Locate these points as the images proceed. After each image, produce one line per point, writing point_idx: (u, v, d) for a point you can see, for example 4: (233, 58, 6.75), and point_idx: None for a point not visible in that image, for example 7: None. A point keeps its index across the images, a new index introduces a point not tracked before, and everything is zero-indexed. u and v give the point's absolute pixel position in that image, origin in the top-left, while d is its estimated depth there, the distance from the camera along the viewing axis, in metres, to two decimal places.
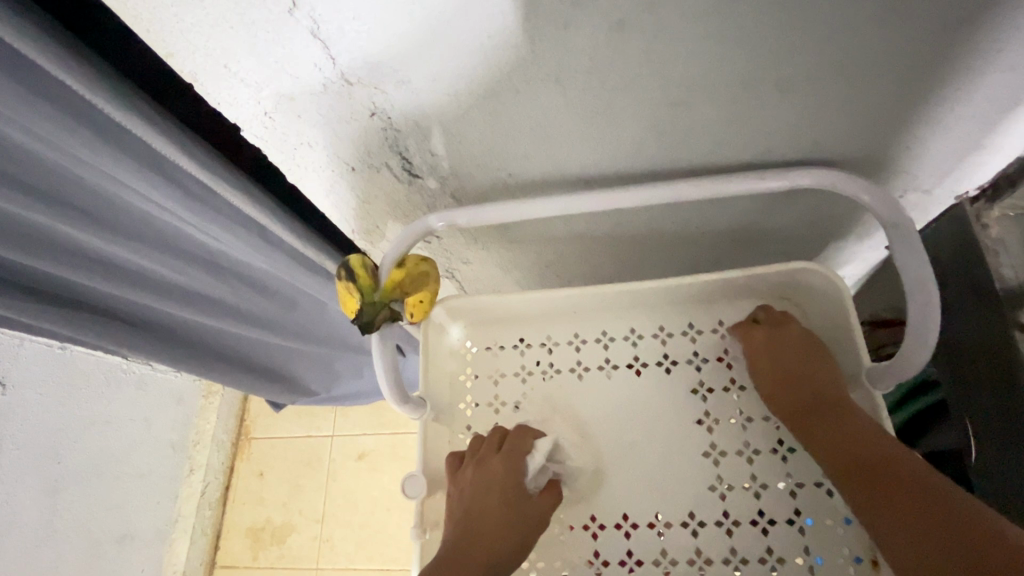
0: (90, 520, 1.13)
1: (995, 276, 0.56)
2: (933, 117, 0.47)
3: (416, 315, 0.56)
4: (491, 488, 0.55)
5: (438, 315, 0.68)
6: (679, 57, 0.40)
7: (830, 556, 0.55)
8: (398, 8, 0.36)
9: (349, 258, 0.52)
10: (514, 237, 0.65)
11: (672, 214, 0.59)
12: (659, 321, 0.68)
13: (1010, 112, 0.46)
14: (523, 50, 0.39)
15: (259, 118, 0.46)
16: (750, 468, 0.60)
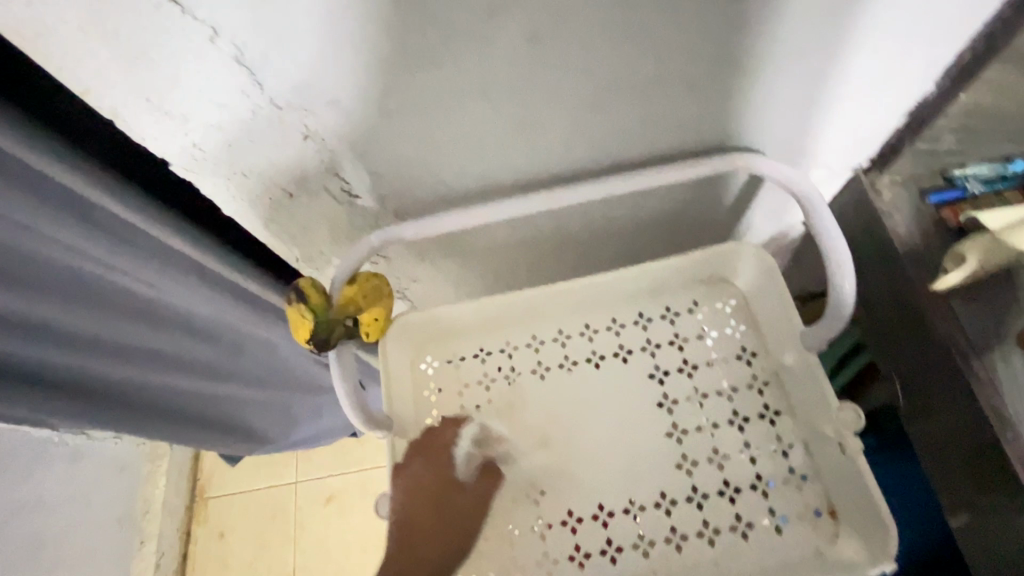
0: None
1: (891, 233, 0.57)
2: (824, 85, 0.48)
3: (372, 334, 0.56)
4: (422, 493, 0.57)
5: (395, 334, 0.68)
6: (591, 62, 0.43)
7: (793, 514, 0.58)
8: (320, 30, 0.37)
9: (299, 281, 0.52)
10: (461, 248, 0.66)
11: (608, 209, 0.62)
12: (611, 314, 0.70)
13: (891, 75, 0.48)
14: (445, 65, 0.41)
15: (188, 151, 0.46)
16: (711, 442, 0.62)
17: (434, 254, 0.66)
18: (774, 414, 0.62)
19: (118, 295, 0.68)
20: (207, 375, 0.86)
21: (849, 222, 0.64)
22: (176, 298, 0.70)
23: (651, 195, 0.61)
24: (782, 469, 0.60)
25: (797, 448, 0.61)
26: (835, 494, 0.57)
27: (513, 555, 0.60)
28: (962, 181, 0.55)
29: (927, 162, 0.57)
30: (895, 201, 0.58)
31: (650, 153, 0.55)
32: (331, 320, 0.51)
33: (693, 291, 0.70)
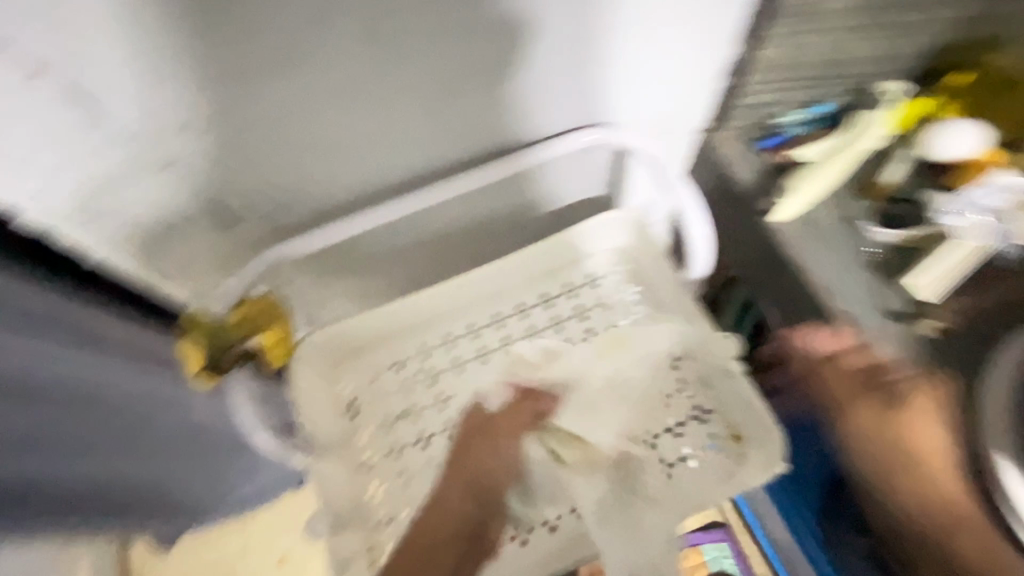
0: None
1: (736, 180, 0.65)
2: (637, 50, 0.54)
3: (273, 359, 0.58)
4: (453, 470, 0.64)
5: (304, 356, 0.67)
6: (426, 59, 0.46)
7: (704, 448, 0.65)
8: (137, 52, 0.39)
9: (189, 316, 0.53)
10: (356, 256, 0.68)
11: (487, 197, 0.67)
12: (515, 300, 0.72)
13: (693, 35, 0.55)
14: (279, 68, 0.43)
15: (38, 196, 0.45)
16: (625, 399, 0.68)
17: (331, 267, 0.68)
18: (675, 360, 0.68)
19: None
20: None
21: (704, 180, 0.72)
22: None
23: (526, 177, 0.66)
24: (689, 410, 0.67)
25: (699, 388, 0.67)
26: (734, 420, 0.64)
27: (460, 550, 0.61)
28: (782, 128, 0.65)
29: (752, 116, 0.65)
30: (734, 153, 0.66)
31: (510, 145, 0.59)
32: (225, 344, 0.54)
33: (589, 264, 0.73)
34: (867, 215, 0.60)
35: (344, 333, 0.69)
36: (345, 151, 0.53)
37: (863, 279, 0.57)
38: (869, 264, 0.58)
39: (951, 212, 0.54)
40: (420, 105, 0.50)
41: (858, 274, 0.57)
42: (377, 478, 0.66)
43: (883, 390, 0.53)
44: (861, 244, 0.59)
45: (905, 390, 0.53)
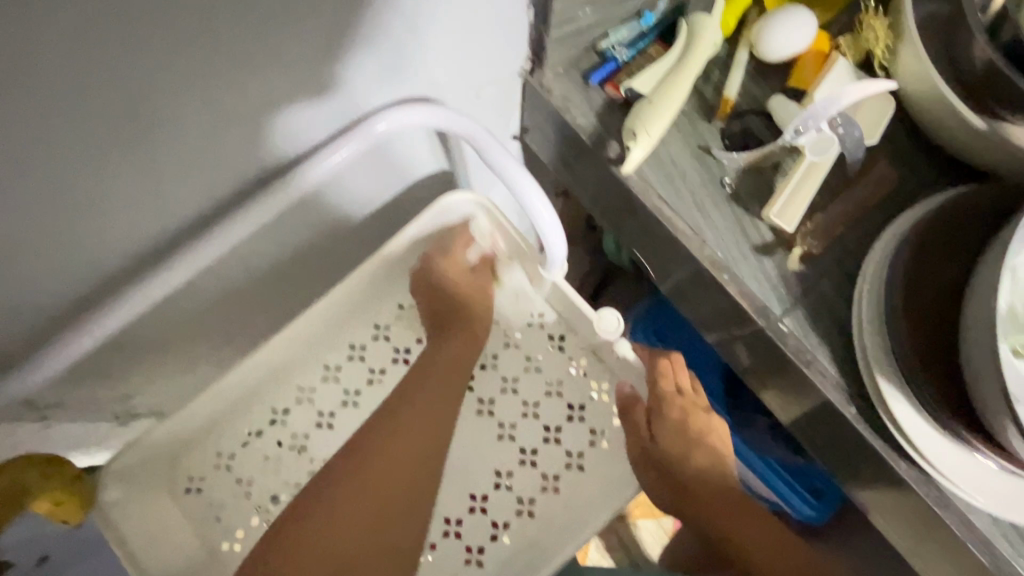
0: None
1: (575, 128, 0.55)
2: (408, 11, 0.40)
3: (70, 513, 0.46)
4: (673, 439, 0.57)
5: (114, 485, 0.53)
6: (75, 102, 0.31)
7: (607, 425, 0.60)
8: None
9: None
10: (145, 339, 0.53)
11: (292, 225, 0.53)
12: (371, 321, 0.64)
13: None
14: None
15: None
16: (518, 396, 0.62)
17: (119, 367, 0.54)
18: (559, 340, 0.62)
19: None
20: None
21: (543, 129, 0.62)
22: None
23: (332, 191, 0.53)
24: (588, 388, 0.61)
25: (591, 362, 0.61)
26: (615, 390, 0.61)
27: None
28: (611, 52, 0.55)
29: (575, 45, 0.55)
30: (565, 93, 0.56)
31: (287, 158, 0.45)
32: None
33: None
34: (718, 140, 0.54)
35: (161, 441, 0.56)
36: (24, 228, 0.37)
37: (726, 214, 0.52)
38: (731, 195, 0.52)
39: (804, 131, 0.48)
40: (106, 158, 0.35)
41: (721, 209, 0.52)
42: None
43: (764, 330, 0.50)
44: (719, 174, 0.53)
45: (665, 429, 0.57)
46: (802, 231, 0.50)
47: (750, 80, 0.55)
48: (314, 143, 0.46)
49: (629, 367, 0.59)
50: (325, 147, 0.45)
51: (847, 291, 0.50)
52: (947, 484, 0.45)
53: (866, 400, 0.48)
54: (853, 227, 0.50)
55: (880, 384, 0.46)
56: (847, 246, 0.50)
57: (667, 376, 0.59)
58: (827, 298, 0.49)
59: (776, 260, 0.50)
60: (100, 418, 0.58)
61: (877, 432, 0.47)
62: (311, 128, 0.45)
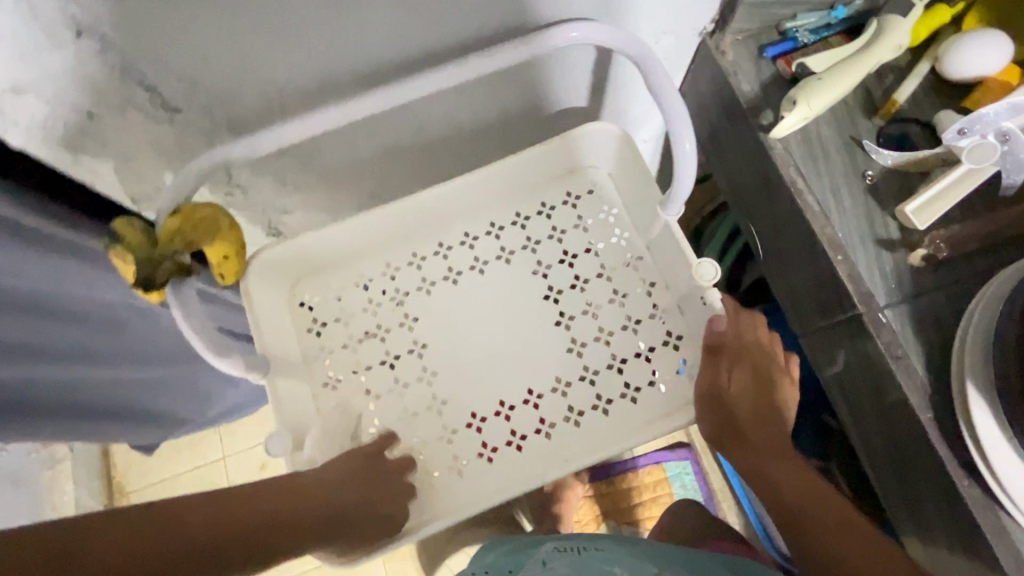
0: None
1: (736, 91, 0.59)
2: None
3: (227, 270, 0.56)
4: (740, 378, 0.59)
5: (259, 274, 0.64)
6: None
7: (672, 372, 0.63)
8: None
9: (116, 225, 0.49)
10: (319, 163, 0.64)
11: (465, 103, 0.61)
12: (489, 218, 0.71)
13: None
14: None
15: None
16: (597, 322, 0.66)
17: (291, 175, 0.64)
18: (650, 285, 0.66)
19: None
20: (74, 368, 0.77)
21: (703, 93, 0.66)
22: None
23: (512, 80, 0.60)
24: (660, 334, 0.65)
25: (672, 313, 0.65)
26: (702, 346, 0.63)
27: (423, 462, 0.63)
28: (794, 33, 0.58)
29: (762, 18, 0.59)
30: (738, 59, 0.60)
31: (491, 35, 0.53)
32: (155, 257, 0.50)
33: (566, 183, 0.71)
34: (871, 136, 0.56)
35: (302, 249, 0.66)
36: (300, 26, 0.45)
37: (858, 203, 0.54)
38: (868, 187, 0.54)
39: (967, 133, 0.48)
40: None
41: (855, 198, 0.54)
42: (340, 397, 0.65)
43: (862, 317, 0.51)
44: (863, 166, 0.55)
45: (732, 369, 0.59)
46: (931, 235, 0.51)
47: (920, 93, 0.57)
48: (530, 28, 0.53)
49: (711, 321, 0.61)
50: (540, 32, 0.52)
51: (961, 307, 0.50)
52: (1009, 514, 0.45)
53: (946, 412, 0.48)
54: (986, 250, 0.51)
55: (970, 397, 0.46)
56: (972, 265, 0.51)
57: (750, 325, 0.60)
58: (936, 306, 0.50)
59: (895, 256, 0.52)
60: (255, 221, 0.71)
61: (949, 444, 0.47)
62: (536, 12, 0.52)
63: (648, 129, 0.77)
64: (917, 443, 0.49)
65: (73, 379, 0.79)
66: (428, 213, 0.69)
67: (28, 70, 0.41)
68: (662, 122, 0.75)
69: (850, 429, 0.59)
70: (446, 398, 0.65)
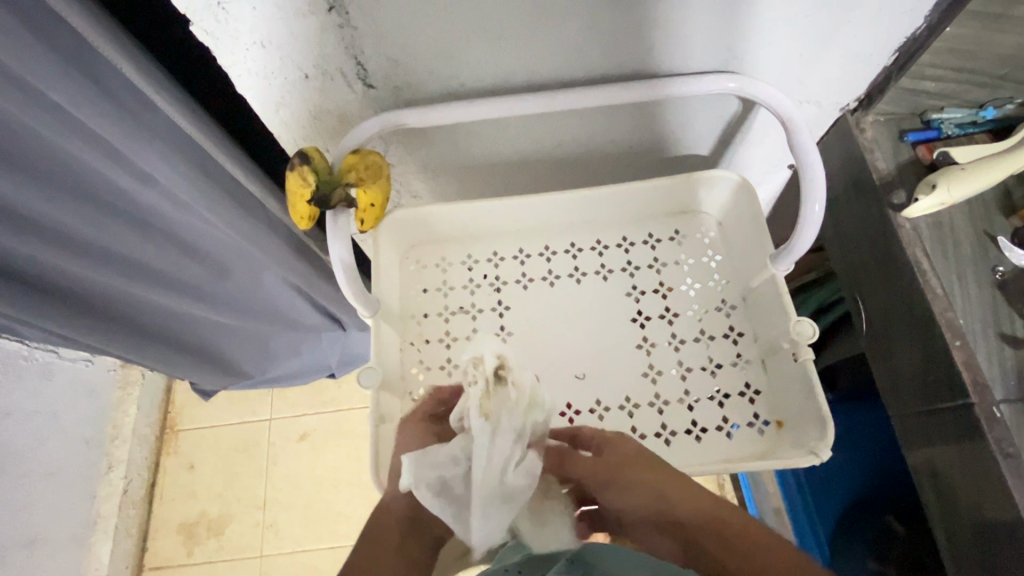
0: (12, 516, 1.05)
1: (872, 168, 0.62)
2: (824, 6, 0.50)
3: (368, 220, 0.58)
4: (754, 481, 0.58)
5: (389, 225, 0.69)
6: None
7: (742, 422, 0.63)
8: None
9: (305, 151, 0.53)
10: (463, 156, 0.70)
11: (608, 126, 0.66)
12: (595, 235, 0.73)
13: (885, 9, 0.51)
14: None
15: (234, 47, 0.50)
16: (677, 355, 0.66)
17: (434, 163, 0.71)
18: (737, 335, 0.66)
19: (112, 191, 0.65)
20: (194, 295, 0.84)
21: (833, 165, 0.69)
22: (171, 200, 0.67)
23: (658, 113, 0.64)
24: (739, 384, 0.64)
25: (754, 366, 0.65)
26: (781, 407, 0.61)
27: None
28: (938, 123, 0.60)
29: (909, 104, 0.61)
30: (878, 137, 0.63)
31: (656, 70, 0.58)
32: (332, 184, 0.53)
33: (675, 221, 0.73)
34: (1006, 233, 0.56)
35: (427, 219, 0.71)
36: (500, 33, 0.52)
37: (985, 295, 0.54)
38: (997, 282, 0.55)
39: None
40: (587, 7, 0.50)
41: (981, 289, 0.54)
42: (421, 358, 0.68)
43: (974, 407, 0.50)
44: (994, 262, 0.55)
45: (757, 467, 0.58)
46: None
47: None
48: (691, 70, 0.58)
49: (802, 382, 0.57)
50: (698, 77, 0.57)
51: None
52: None
53: None
54: None
55: None
56: None
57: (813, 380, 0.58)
58: None
59: (1018, 354, 0.51)
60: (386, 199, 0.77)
61: None
62: (703, 56, 0.56)
63: (769, 181, 0.77)
64: (1009, 530, 0.48)
65: (187, 306, 0.86)
66: (542, 215, 0.72)
67: (280, 29, 0.49)
68: (787, 173, 0.76)
69: (930, 515, 0.58)
70: None
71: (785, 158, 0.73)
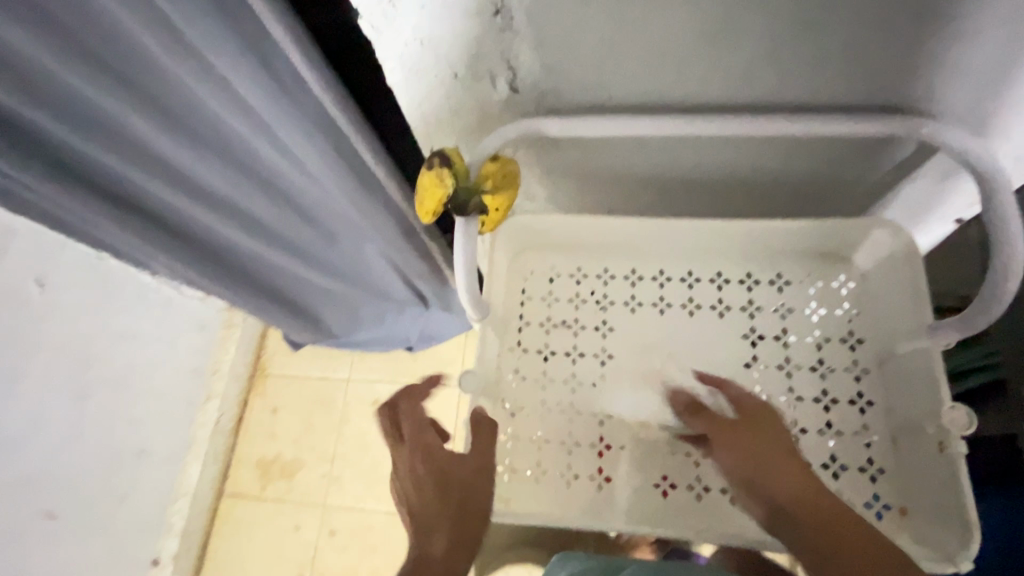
0: (129, 427, 1.17)
1: None
2: None
3: (490, 224, 0.57)
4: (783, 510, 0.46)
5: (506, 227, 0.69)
6: None
7: (858, 502, 0.57)
8: None
9: (444, 151, 0.52)
10: (590, 166, 0.67)
11: (755, 153, 0.61)
12: (716, 267, 0.69)
13: None
14: None
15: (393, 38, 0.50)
16: (791, 413, 0.61)
17: (559, 170, 0.69)
18: (865, 404, 0.60)
19: None
20: (307, 262, 0.88)
21: None
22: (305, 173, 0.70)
23: (815, 145, 0.58)
24: (860, 458, 0.58)
25: (882, 442, 0.58)
26: (910, 492, 0.55)
27: (568, 461, 0.63)
28: None
29: None
30: None
31: (825, 103, 0.53)
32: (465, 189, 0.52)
33: (810, 264, 0.67)
34: None
35: (542, 227, 0.70)
36: (664, 47, 0.49)
37: None
38: None
39: None
40: (772, 27, 0.45)
41: None
42: (517, 365, 0.67)
43: None
44: None
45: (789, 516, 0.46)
46: None
47: None
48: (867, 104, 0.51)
49: (943, 477, 0.51)
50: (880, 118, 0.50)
51: None
52: None
53: None
54: None
55: None
56: None
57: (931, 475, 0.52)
58: None
59: None
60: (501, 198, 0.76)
61: None
62: (888, 91, 0.50)
63: (936, 229, 0.67)
64: None
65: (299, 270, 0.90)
66: (663, 238, 0.68)
67: (443, 27, 0.49)
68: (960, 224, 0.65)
69: None
70: (610, 413, 0.64)
71: (964, 211, 0.62)
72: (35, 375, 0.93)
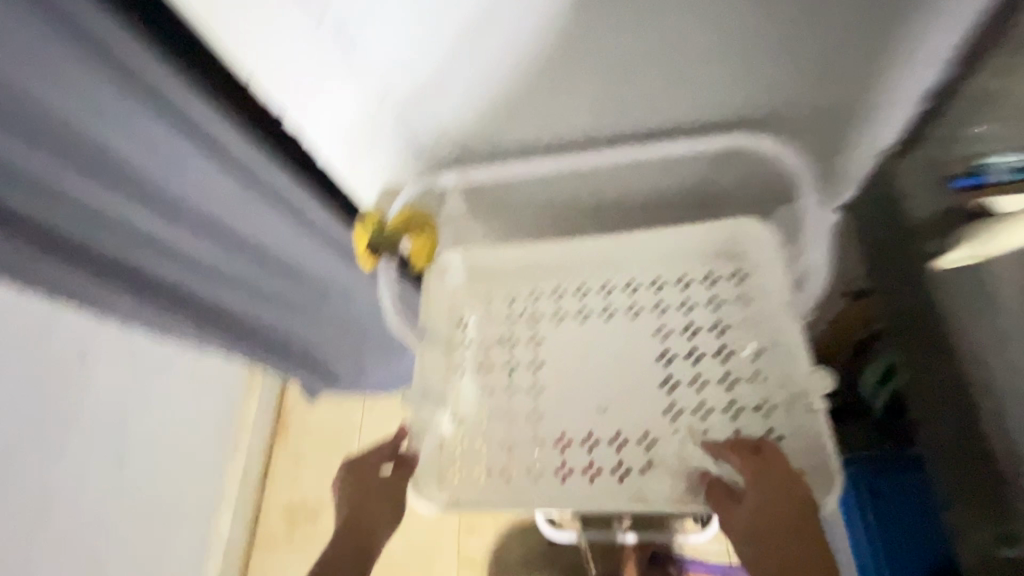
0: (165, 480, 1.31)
1: None
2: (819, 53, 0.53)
3: (419, 261, 0.69)
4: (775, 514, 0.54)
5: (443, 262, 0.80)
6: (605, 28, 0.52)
7: None
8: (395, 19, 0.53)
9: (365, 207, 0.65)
10: (507, 202, 0.79)
11: (637, 174, 0.72)
12: (628, 275, 0.78)
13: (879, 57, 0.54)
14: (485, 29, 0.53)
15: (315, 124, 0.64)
16: (699, 395, 0.68)
17: (483, 209, 0.81)
18: (762, 379, 0.67)
19: None
20: None
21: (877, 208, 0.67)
22: None
23: (682, 162, 0.68)
24: (760, 427, 0.65)
25: (778, 411, 0.65)
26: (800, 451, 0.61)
27: (509, 460, 0.71)
28: (982, 169, 0.54)
29: (952, 148, 0.58)
30: (914, 186, 0.63)
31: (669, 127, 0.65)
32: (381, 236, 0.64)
33: (708, 262, 0.75)
34: None
35: (476, 259, 0.81)
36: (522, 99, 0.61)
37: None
38: None
39: None
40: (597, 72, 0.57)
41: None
42: (462, 381, 0.77)
43: None
44: None
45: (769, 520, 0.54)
46: None
47: None
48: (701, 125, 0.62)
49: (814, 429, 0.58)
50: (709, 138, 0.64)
51: None
52: None
53: None
54: None
55: None
56: None
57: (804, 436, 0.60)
58: None
59: None
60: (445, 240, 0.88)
61: None
62: None
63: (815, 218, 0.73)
64: None
65: None
66: (579, 255, 0.78)
67: (357, 111, 0.64)
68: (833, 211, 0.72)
69: None
70: (544, 413, 0.73)
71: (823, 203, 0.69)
72: (79, 438, 1.07)
